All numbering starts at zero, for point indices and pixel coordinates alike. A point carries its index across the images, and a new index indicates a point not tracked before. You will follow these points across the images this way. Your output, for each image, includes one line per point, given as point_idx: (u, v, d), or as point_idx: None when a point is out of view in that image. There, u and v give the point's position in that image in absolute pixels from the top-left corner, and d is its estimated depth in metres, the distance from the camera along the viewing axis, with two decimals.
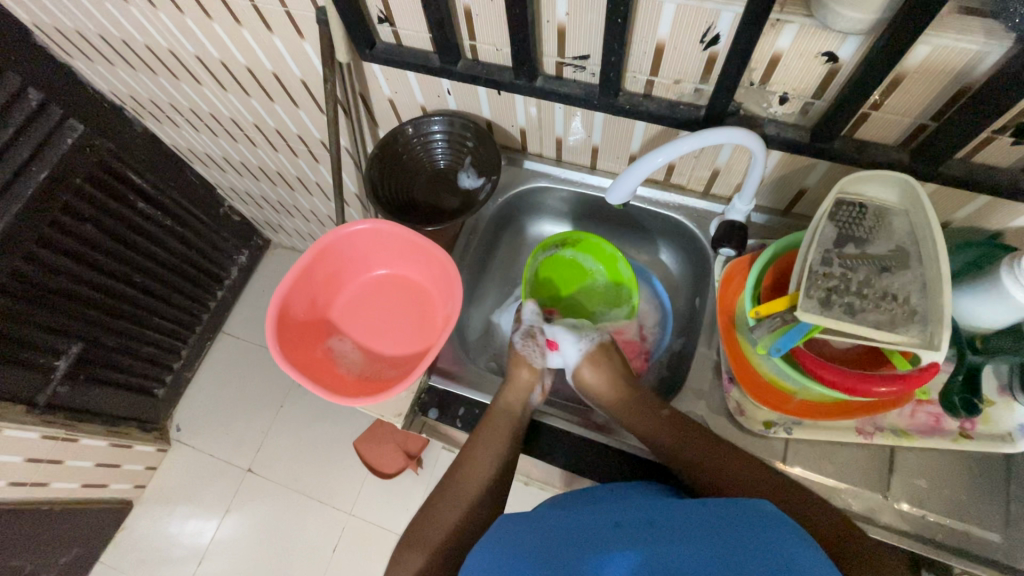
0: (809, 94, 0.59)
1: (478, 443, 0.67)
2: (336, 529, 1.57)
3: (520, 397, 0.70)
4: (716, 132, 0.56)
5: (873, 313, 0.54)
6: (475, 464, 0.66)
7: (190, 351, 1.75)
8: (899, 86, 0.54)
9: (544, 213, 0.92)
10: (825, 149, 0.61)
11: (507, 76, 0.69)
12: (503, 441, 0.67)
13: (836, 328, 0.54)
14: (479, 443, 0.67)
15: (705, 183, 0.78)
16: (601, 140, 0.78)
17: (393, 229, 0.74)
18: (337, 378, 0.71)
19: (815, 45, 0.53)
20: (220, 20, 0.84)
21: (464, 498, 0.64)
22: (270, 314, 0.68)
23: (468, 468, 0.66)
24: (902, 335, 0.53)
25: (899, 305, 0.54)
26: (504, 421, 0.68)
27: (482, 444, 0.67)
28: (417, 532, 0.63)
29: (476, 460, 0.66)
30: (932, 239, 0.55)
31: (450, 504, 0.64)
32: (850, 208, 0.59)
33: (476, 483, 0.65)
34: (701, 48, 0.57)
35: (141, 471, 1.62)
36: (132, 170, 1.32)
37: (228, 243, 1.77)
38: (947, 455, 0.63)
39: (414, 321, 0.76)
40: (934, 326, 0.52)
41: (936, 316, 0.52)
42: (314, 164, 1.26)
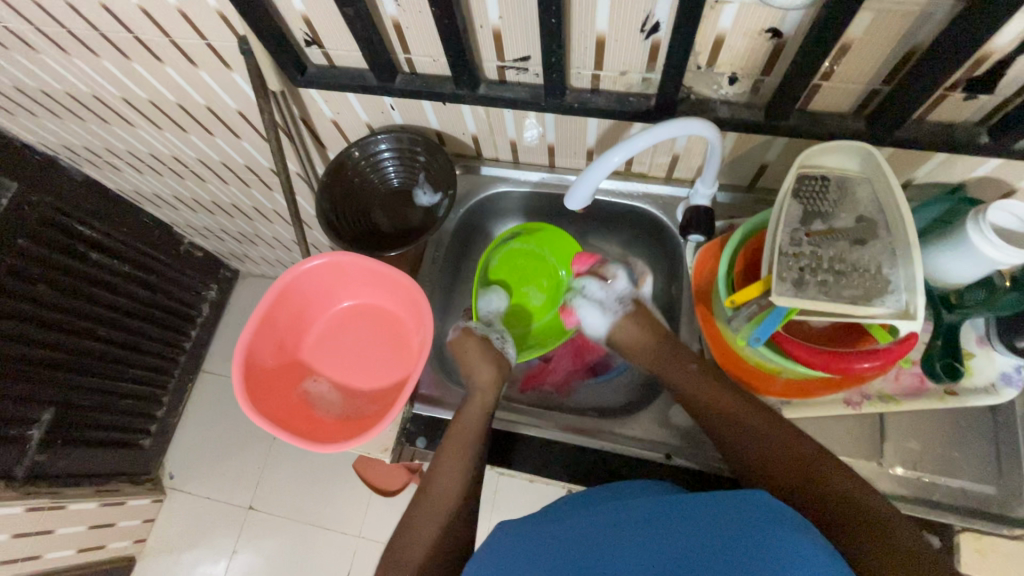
0: (758, 71, 0.57)
1: (451, 446, 0.66)
2: (347, 553, 1.56)
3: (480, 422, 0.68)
4: (668, 123, 0.54)
5: (847, 288, 0.54)
6: (448, 472, 0.65)
7: (171, 397, 1.70)
8: (847, 54, 0.52)
9: (510, 217, 0.89)
10: (780, 126, 0.59)
11: (448, 87, 0.66)
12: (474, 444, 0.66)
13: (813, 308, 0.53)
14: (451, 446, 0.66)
15: (666, 169, 0.77)
16: (556, 138, 0.76)
17: (354, 259, 0.71)
18: (316, 422, 0.68)
19: (757, 23, 0.51)
20: (139, 59, 0.79)
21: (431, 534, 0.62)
22: (236, 367, 0.65)
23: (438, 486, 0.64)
24: (879, 308, 0.52)
25: (871, 277, 0.54)
26: (473, 421, 0.67)
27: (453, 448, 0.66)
28: (392, 556, 0.61)
29: (449, 467, 0.65)
30: (897, 207, 0.54)
31: (427, 517, 0.63)
32: (811, 182, 0.58)
33: (449, 489, 0.64)
34: (643, 36, 0.55)
35: (138, 525, 1.58)
36: (77, 222, 1.26)
37: (195, 280, 1.70)
38: (936, 414, 0.64)
39: (388, 351, 0.73)
40: (909, 293, 0.52)
41: (909, 283, 0.52)
42: (268, 192, 1.21)
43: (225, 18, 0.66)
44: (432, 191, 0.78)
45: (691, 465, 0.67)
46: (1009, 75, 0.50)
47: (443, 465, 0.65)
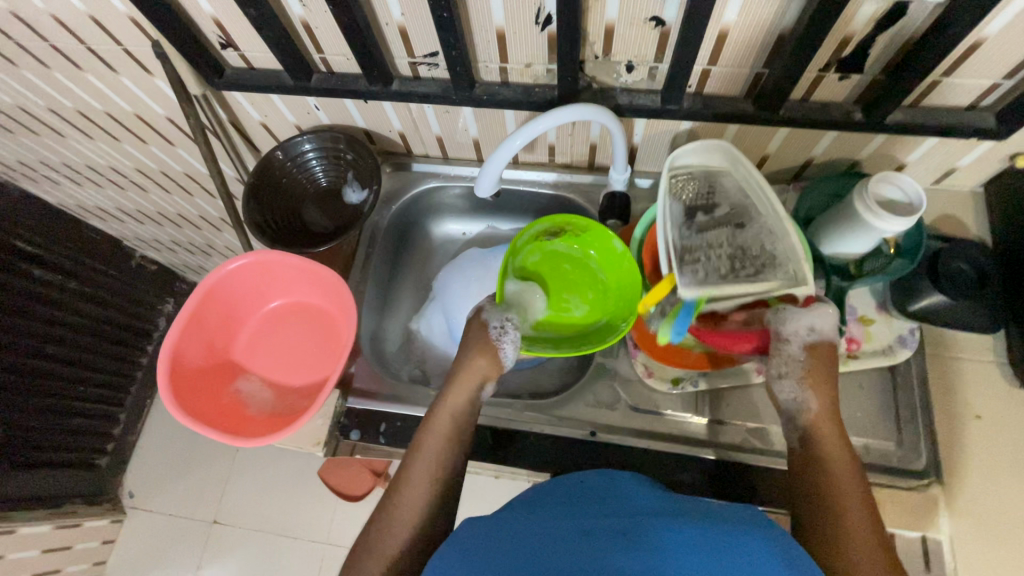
0: (651, 59, 0.60)
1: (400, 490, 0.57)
2: (315, 561, 1.54)
3: (464, 401, 0.62)
4: (563, 110, 0.58)
5: (742, 271, 0.57)
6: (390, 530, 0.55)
7: (129, 414, 1.66)
8: (726, 41, 0.55)
9: (445, 212, 0.91)
10: (676, 111, 0.62)
11: (362, 84, 0.67)
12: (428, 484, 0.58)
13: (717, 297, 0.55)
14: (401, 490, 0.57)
15: (587, 158, 0.79)
16: (478, 132, 0.78)
17: (278, 258, 0.72)
18: (247, 420, 0.69)
19: (639, 12, 0.53)
20: (59, 67, 0.79)
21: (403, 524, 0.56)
22: (161, 367, 0.65)
23: (410, 479, 0.58)
24: (774, 280, 0.55)
25: (760, 255, 0.57)
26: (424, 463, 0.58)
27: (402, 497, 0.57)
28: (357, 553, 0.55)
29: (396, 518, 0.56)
30: (759, 191, 0.59)
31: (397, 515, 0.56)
32: (680, 181, 0.62)
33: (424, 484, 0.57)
34: (539, 29, 0.57)
35: (97, 548, 1.54)
36: (16, 239, 1.23)
37: (150, 294, 1.67)
38: (842, 378, 0.67)
39: (318, 347, 0.74)
40: (796, 265, 0.55)
41: (794, 256, 0.56)
42: (212, 200, 1.21)
43: (136, 22, 0.66)
44: (361, 188, 0.79)
45: (618, 439, 0.68)
46: (873, 54, 0.54)
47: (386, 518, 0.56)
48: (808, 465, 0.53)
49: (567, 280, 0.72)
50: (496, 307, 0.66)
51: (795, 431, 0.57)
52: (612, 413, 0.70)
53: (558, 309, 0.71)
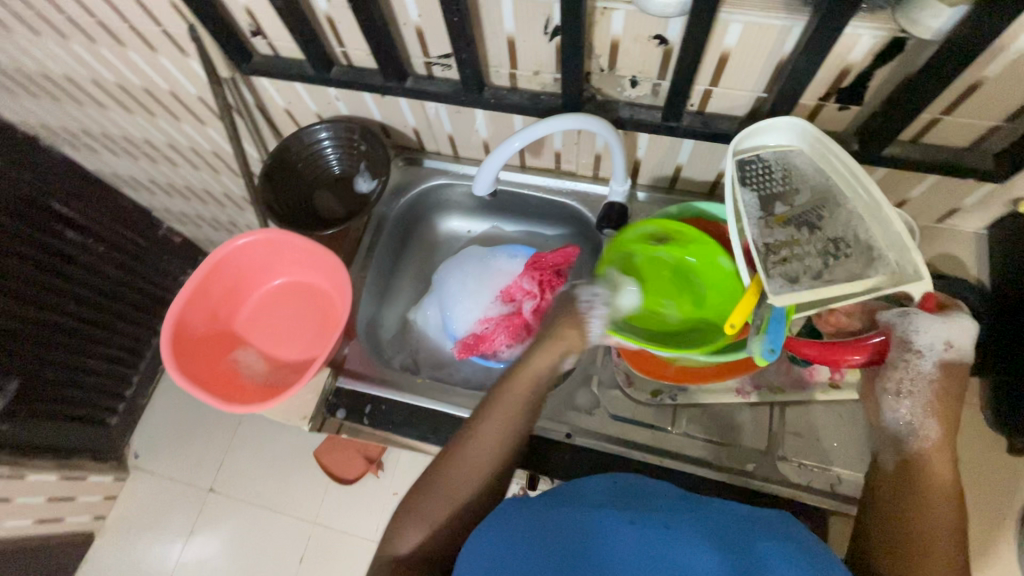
0: (655, 75, 0.61)
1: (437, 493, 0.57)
2: (301, 539, 1.58)
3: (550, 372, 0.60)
4: (563, 118, 0.61)
5: (838, 265, 0.54)
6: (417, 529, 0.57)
7: (141, 377, 1.73)
8: (727, 63, 0.57)
9: (451, 209, 0.93)
10: (676, 127, 0.63)
11: (378, 79, 0.70)
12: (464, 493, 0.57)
13: (811, 300, 0.53)
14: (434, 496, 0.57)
15: (592, 167, 0.81)
16: (488, 134, 0.80)
17: (285, 238, 0.75)
18: (241, 388, 0.72)
19: (643, 29, 0.55)
20: (104, 42, 0.84)
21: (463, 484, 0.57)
22: (165, 330, 0.69)
23: (479, 441, 0.58)
24: (872, 273, 0.53)
25: (853, 246, 0.54)
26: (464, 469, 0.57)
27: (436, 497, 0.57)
28: (419, 496, 0.58)
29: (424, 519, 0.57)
30: (848, 174, 0.56)
31: (463, 475, 0.57)
32: (755, 168, 0.58)
33: (490, 450, 0.57)
34: (547, 39, 0.60)
35: (99, 502, 1.61)
36: (54, 200, 1.30)
37: (172, 265, 1.74)
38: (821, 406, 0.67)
39: (315, 326, 0.77)
40: (900, 252, 0.52)
41: (897, 244, 0.52)
42: (236, 179, 1.26)
43: (175, 6, 0.71)
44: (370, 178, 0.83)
45: (593, 445, 0.69)
46: (872, 86, 0.55)
47: (417, 517, 0.57)
48: (903, 492, 0.52)
49: (670, 285, 0.69)
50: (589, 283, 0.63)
51: (898, 454, 0.55)
52: (590, 418, 0.71)
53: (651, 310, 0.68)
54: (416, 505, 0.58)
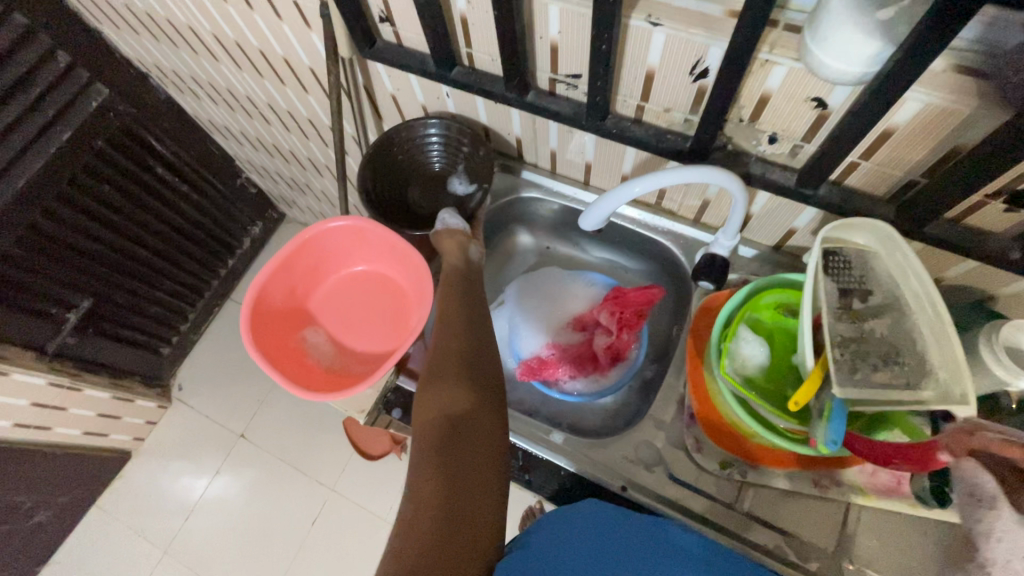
0: (799, 136, 0.56)
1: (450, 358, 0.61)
2: (317, 502, 1.62)
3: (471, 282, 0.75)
4: (707, 168, 0.56)
5: (885, 373, 0.52)
6: (447, 390, 0.58)
7: (197, 315, 1.80)
8: (888, 140, 0.52)
9: (536, 222, 0.91)
10: (809, 194, 0.59)
11: (498, 87, 0.68)
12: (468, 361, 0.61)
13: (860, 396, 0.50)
14: (453, 367, 0.60)
15: (696, 212, 0.77)
16: (594, 157, 0.77)
17: (376, 229, 0.75)
18: (306, 368, 0.73)
19: (803, 89, 0.51)
20: (233, 2, 0.85)
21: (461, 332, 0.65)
22: (247, 300, 0.70)
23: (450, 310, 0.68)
24: (919, 391, 0.50)
25: (908, 359, 0.52)
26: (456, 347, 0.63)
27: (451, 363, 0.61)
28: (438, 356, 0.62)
29: (452, 385, 0.58)
30: (919, 283, 0.53)
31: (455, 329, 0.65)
32: (834, 260, 0.57)
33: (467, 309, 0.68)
34: (691, 79, 0.56)
35: (140, 425, 1.69)
36: (152, 137, 1.34)
37: (244, 214, 1.79)
38: (904, 519, 0.62)
39: (386, 320, 0.77)
40: (950, 373, 0.48)
41: (950, 363, 0.48)
42: (324, 147, 1.27)
43: None
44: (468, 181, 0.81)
45: (649, 502, 0.66)
46: None
47: (445, 387, 0.58)
48: None
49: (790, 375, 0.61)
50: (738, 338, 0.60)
51: None
52: (647, 474, 0.68)
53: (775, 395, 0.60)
54: (437, 377, 0.59)
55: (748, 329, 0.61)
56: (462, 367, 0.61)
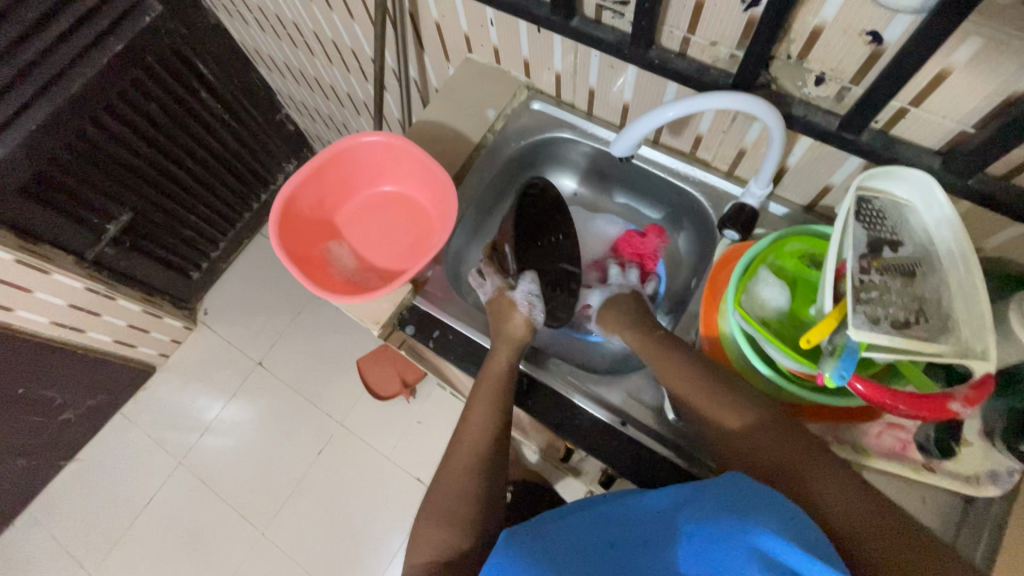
0: (847, 78, 0.55)
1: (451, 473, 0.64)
2: (325, 434, 1.68)
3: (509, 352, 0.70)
4: (755, 99, 0.54)
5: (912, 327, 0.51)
6: (443, 530, 0.60)
7: (228, 244, 1.85)
8: (943, 84, 0.50)
9: (567, 165, 0.91)
10: (851, 141, 0.57)
11: (543, 11, 0.67)
12: (471, 494, 0.62)
13: (885, 345, 0.49)
14: (448, 495, 0.62)
15: (730, 162, 0.75)
16: (632, 98, 0.76)
17: (407, 148, 0.75)
18: (327, 276, 0.75)
19: (859, 21, 0.49)
20: None
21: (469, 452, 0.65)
22: (278, 203, 0.71)
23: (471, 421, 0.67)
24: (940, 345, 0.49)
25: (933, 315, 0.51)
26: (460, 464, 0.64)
27: (450, 495, 0.62)
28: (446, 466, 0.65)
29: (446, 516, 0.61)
30: (954, 239, 0.52)
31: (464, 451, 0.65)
32: (870, 207, 0.55)
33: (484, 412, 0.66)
34: (742, 8, 0.54)
35: (166, 342, 1.76)
36: (198, 59, 1.36)
37: (280, 150, 1.82)
38: (904, 484, 0.61)
39: (409, 241, 0.79)
40: (975, 332, 0.49)
41: (975, 320, 0.49)
42: (363, 82, 1.28)
43: None
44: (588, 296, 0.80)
45: (645, 440, 0.68)
46: None
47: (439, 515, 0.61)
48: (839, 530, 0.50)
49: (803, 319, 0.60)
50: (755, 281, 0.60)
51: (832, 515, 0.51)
52: (646, 413, 0.70)
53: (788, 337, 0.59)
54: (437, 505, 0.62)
55: (764, 273, 0.60)
56: (456, 501, 0.62)
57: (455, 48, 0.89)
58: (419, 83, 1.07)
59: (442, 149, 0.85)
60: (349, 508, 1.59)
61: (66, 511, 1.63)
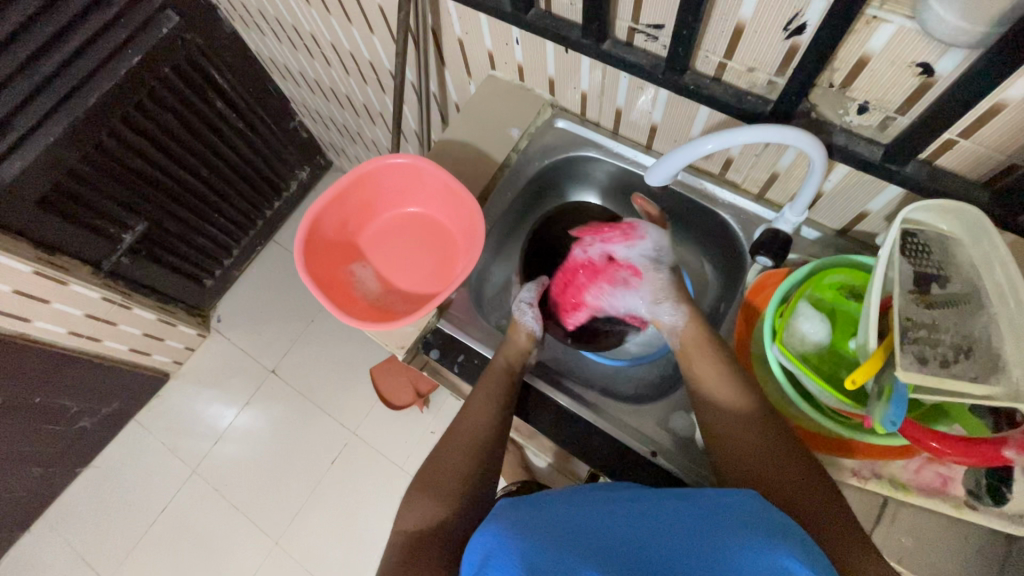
0: (893, 107, 0.53)
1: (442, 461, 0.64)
2: (339, 442, 1.67)
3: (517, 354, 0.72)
4: (793, 132, 0.53)
5: (958, 366, 0.49)
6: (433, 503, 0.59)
7: (241, 252, 1.85)
8: (995, 117, 0.48)
9: (590, 184, 0.90)
10: (894, 171, 0.55)
11: (573, 33, 0.66)
12: (466, 477, 0.62)
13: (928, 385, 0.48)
14: (450, 486, 0.61)
15: (761, 185, 0.74)
16: (661, 119, 0.75)
17: (432, 170, 0.74)
18: (352, 300, 0.75)
19: (909, 53, 0.47)
20: None
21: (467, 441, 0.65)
22: (303, 227, 0.71)
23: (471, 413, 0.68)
24: (987, 385, 0.47)
25: (982, 354, 0.49)
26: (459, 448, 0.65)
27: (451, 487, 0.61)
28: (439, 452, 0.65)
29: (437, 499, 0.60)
30: (1004, 275, 0.50)
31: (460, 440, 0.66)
32: (912, 242, 0.54)
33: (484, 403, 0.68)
34: (784, 36, 0.53)
35: (180, 350, 1.76)
36: (214, 69, 1.36)
37: (293, 157, 1.81)
38: (944, 521, 0.60)
39: (433, 264, 0.79)
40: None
41: None
42: (380, 93, 1.27)
43: None
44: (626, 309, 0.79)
45: (674, 470, 0.67)
46: None
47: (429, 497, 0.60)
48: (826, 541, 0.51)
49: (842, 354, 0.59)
50: (797, 317, 0.59)
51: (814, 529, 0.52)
52: (676, 442, 0.69)
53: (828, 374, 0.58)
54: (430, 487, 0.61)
55: (802, 306, 0.59)
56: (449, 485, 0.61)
57: (478, 65, 0.88)
58: (439, 97, 1.06)
59: (466, 168, 0.84)
60: (362, 518, 1.59)
61: (82, 518, 1.64)
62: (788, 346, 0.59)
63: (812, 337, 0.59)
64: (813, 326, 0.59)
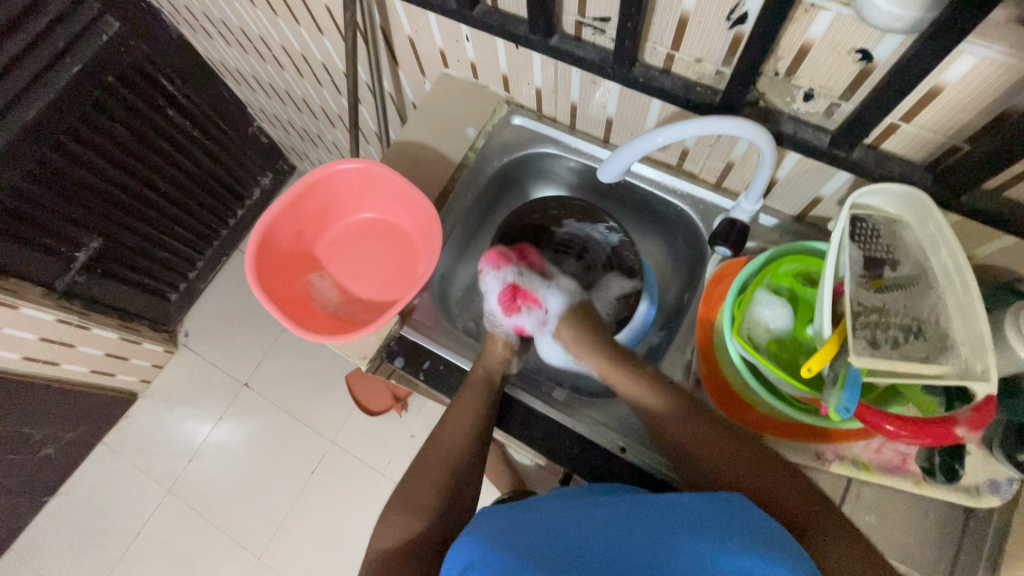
0: (837, 93, 0.53)
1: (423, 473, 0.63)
2: (318, 453, 1.65)
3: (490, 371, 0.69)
4: (742, 123, 0.53)
5: (910, 347, 0.49)
6: (408, 514, 0.59)
7: (206, 263, 1.79)
8: (933, 100, 0.49)
9: (552, 180, 0.89)
10: (842, 157, 0.56)
11: (521, 29, 0.65)
12: (446, 488, 0.61)
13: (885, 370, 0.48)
14: (424, 504, 0.60)
15: (718, 175, 0.74)
16: (616, 113, 0.74)
17: (385, 175, 0.73)
18: (311, 313, 0.73)
19: (848, 40, 0.47)
20: None
21: (444, 450, 0.64)
22: (254, 239, 0.69)
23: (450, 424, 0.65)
24: (938, 365, 0.48)
25: (933, 335, 0.50)
26: (451, 448, 0.64)
27: (428, 507, 0.60)
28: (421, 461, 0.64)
29: (413, 520, 0.58)
30: (950, 255, 0.51)
31: (438, 452, 0.64)
32: (862, 227, 0.54)
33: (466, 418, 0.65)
34: (727, 26, 0.52)
35: (147, 368, 1.70)
36: (163, 76, 1.30)
37: (255, 163, 1.76)
38: (905, 497, 0.61)
39: (394, 271, 0.77)
40: (975, 350, 0.47)
41: (974, 340, 0.47)
42: (336, 95, 1.25)
43: None
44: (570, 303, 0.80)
45: (645, 465, 0.67)
46: None
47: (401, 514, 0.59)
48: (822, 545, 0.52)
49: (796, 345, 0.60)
50: (760, 303, 0.60)
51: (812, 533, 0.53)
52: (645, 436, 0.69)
53: (787, 363, 0.59)
54: (404, 505, 0.60)
55: (760, 295, 0.60)
56: (422, 499, 0.60)
57: (431, 63, 0.86)
58: (396, 96, 1.04)
59: (423, 170, 0.82)
60: (346, 527, 1.57)
61: (52, 547, 1.58)
62: (750, 335, 0.60)
63: (771, 323, 0.60)
64: (772, 314, 0.60)
